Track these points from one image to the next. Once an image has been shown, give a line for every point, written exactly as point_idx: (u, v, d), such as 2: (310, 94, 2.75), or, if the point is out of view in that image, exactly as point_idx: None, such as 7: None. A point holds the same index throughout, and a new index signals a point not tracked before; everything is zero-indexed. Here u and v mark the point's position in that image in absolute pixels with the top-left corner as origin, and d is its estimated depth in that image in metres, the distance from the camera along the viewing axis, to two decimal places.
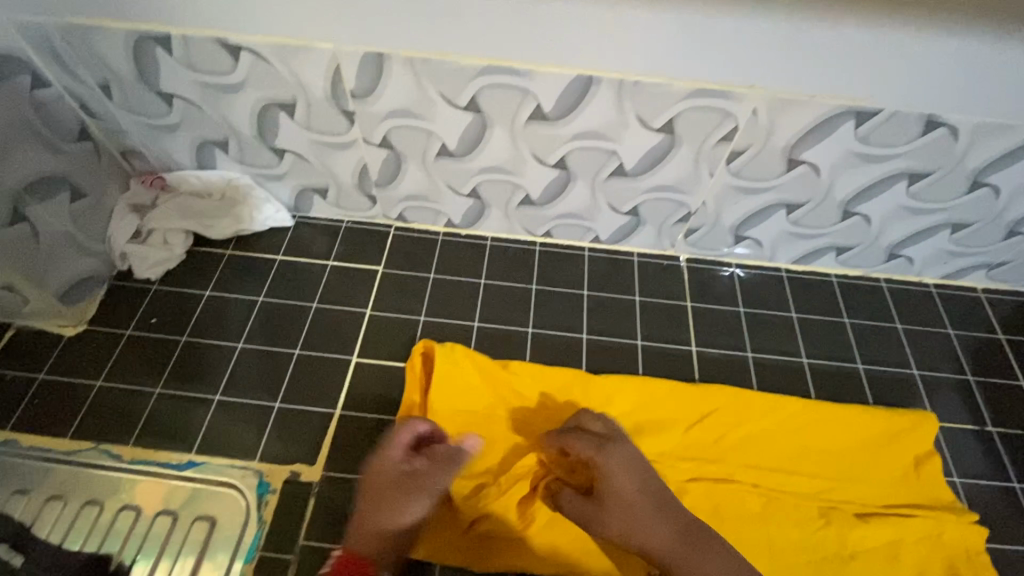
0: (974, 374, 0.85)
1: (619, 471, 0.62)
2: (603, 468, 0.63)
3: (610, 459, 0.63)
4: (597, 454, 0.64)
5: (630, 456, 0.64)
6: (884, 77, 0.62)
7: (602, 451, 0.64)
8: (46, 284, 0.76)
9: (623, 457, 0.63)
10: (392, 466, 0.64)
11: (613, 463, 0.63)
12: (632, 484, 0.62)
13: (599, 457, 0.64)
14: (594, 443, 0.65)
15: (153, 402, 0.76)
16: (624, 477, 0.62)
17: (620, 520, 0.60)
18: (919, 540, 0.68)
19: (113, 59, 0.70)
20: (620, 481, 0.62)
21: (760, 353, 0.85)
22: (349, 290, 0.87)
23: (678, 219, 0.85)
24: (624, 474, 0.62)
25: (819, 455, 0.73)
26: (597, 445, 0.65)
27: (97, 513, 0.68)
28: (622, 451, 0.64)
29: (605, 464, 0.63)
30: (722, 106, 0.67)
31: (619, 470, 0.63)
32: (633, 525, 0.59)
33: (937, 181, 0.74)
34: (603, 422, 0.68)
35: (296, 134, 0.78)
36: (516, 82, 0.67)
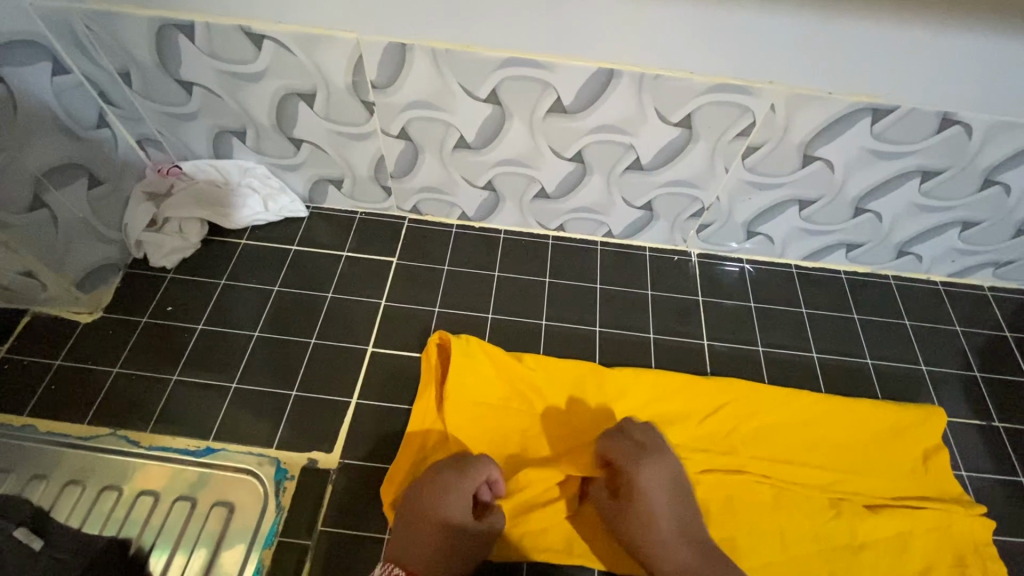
0: (980, 370, 0.86)
1: (649, 489, 0.63)
2: (635, 482, 0.63)
3: (643, 473, 0.63)
4: (632, 466, 0.64)
5: (662, 475, 0.64)
6: (902, 75, 0.63)
7: (638, 465, 0.64)
8: (65, 270, 0.77)
9: (655, 474, 0.64)
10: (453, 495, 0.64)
11: (645, 478, 0.63)
12: (660, 502, 0.63)
13: (633, 471, 0.64)
14: (632, 454, 0.65)
15: (170, 388, 0.76)
16: (654, 495, 0.63)
17: (639, 534, 0.62)
18: (927, 531, 0.69)
19: (135, 46, 0.71)
20: (649, 497, 0.63)
21: (770, 347, 0.86)
22: (364, 281, 0.88)
23: (691, 214, 0.85)
24: (655, 492, 0.63)
25: (828, 448, 0.74)
26: (635, 458, 0.64)
27: (115, 498, 0.69)
28: (659, 468, 0.64)
29: (637, 477, 0.63)
30: (740, 101, 0.68)
31: (653, 487, 0.63)
32: (650, 540, 0.61)
33: (950, 179, 0.75)
34: (647, 432, 0.67)
35: (314, 123, 0.78)
36: (537, 75, 0.67)
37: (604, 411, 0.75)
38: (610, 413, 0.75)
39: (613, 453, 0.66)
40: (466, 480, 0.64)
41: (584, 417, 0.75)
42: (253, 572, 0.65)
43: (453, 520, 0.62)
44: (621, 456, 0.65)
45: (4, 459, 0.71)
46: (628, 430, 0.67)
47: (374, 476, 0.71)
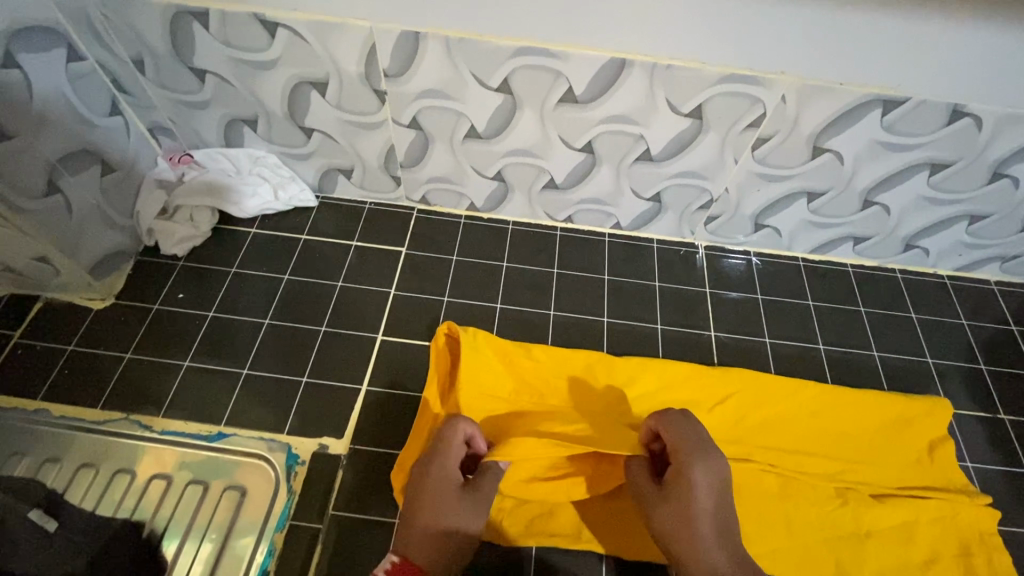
0: (986, 363, 0.86)
1: (697, 487, 0.58)
2: (683, 475, 0.59)
3: (697, 469, 0.58)
4: (684, 458, 0.59)
5: (716, 475, 0.59)
6: (913, 66, 0.64)
7: (694, 459, 0.59)
8: (79, 256, 0.77)
9: (710, 473, 0.58)
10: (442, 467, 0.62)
11: (698, 474, 0.58)
12: (706, 502, 0.58)
13: (686, 464, 0.59)
14: (687, 446, 0.60)
15: (182, 374, 0.77)
16: (700, 493, 0.58)
17: (671, 529, 0.57)
18: (933, 521, 0.70)
19: (150, 33, 0.71)
20: (696, 494, 0.58)
21: (777, 339, 0.86)
22: (373, 271, 0.88)
23: (699, 206, 0.86)
24: (704, 491, 0.58)
25: (834, 438, 0.75)
26: (693, 450, 0.59)
27: (128, 481, 0.70)
28: (713, 467, 0.59)
29: (690, 472, 0.58)
30: (751, 92, 0.68)
31: (704, 485, 0.58)
32: (679, 537, 0.57)
33: (959, 171, 0.75)
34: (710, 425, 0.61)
35: (325, 112, 0.78)
36: (550, 64, 0.68)
37: (611, 399, 0.76)
38: (617, 401, 0.76)
39: (670, 438, 0.61)
40: (445, 456, 0.63)
41: (592, 404, 0.75)
42: (265, 554, 0.66)
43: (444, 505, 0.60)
44: (675, 442, 0.61)
45: (18, 442, 0.71)
46: (688, 418, 0.62)
47: (384, 461, 0.72)
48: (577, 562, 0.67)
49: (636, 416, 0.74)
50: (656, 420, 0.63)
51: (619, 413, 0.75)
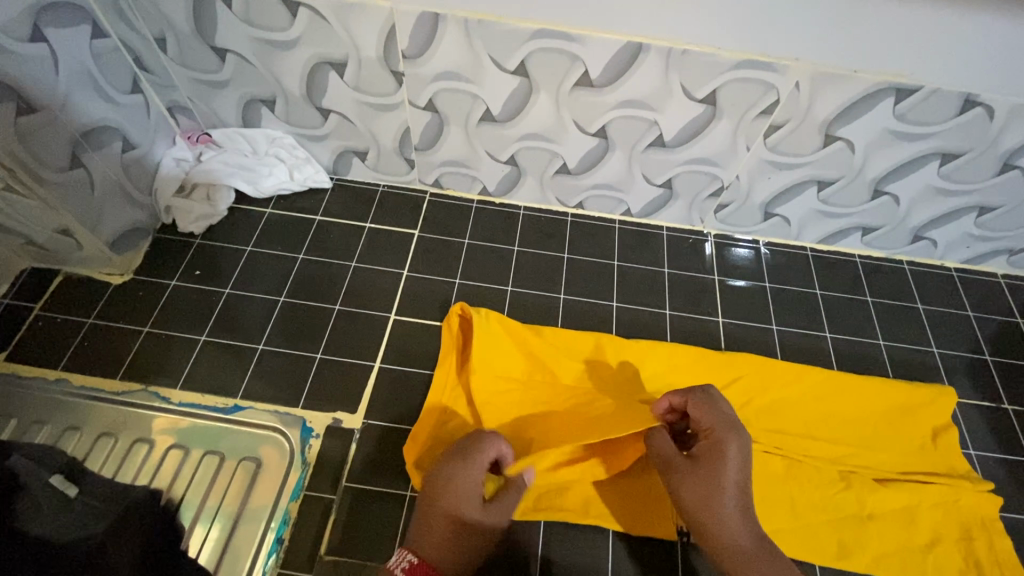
0: (991, 355, 0.87)
1: (732, 461, 0.59)
2: (718, 448, 0.60)
3: (732, 443, 0.60)
4: (719, 432, 0.61)
5: (747, 451, 0.60)
6: (926, 54, 0.64)
7: (730, 434, 0.60)
8: (100, 230, 0.79)
9: (743, 449, 0.60)
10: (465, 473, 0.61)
11: (734, 447, 0.60)
12: (735, 474, 0.59)
13: (722, 438, 0.61)
14: (722, 423, 0.61)
15: (198, 349, 0.78)
16: (732, 466, 0.59)
17: (699, 499, 0.59)
18: (935, 505, 0.71)
19: (173, 11, 0.73)
20: (728, 467, 0.59)
21: (784, 327, 0.87)
22: (386, 252, 0.89)
23: (710, 193, 0.87)
24: (737, 465, 0.59)
25: (839, 423, 0.76)
26: (728, 427, 0.61)
27: (147, 451, 0.71)
28: (745, 442, 0.61)
29: (725, 445, 0.60)
30: (766, 79, 0.69)
31: (736, 459, 0.60)
32: (704, 506, 0.58)
33: (970, 162, 0.76)
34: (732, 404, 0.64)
35: (343, 93, 0.80)
36: (567, 47, 0.68)
37: (620, 377, 0.77)
38: (626, 378, 0.77)
39: (704, 417, 0.62)
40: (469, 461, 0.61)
41: (604, 382, 0.76)
42: (280, 521, 0.67)
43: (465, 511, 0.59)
44: (706, 422, 0.62)
45: (38, 411, 0.73)
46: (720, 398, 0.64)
47: (396, 435, 0.73)
48: (584, 536, 0.68)
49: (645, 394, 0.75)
50: (682, 397, 0.64)
51: (630, 390, 0.76)
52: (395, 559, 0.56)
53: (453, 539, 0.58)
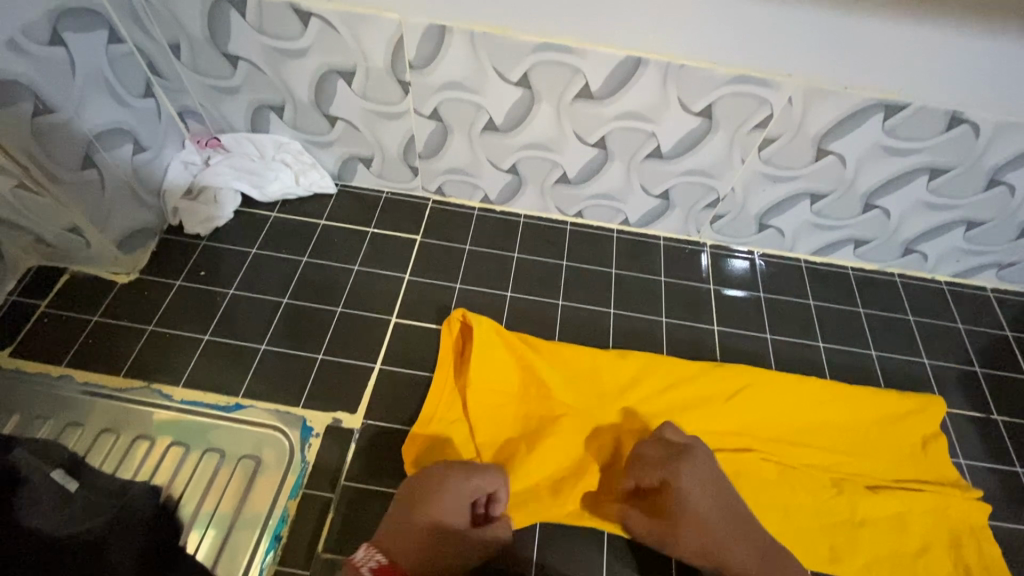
0: (981, 367, 0.89)
1: (698, 498, 0.65)
2: (678, 490, 0.65)
3: (686, 479, 0.66)
4: (672, 478, 0.66)
5: (701, 477, 0.66)
6: (914, 70, 0.67)
7: (677, 473, 0.66)
8: (108, 229, 0.80)
9: (698, 478, 0.66)
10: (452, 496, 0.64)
11: (686, 483, 0.65)
12: (705, 505, 0.65)
13: (675, 479, 0.66)
14: (669, 470, 0.67)
15: (201, 348, 0.79)
16: (701, 504, 0.64)
17: (704, 553, 0.63)
18: (926, 512, 0.72)
19: (188, 19, 0.76)
20: (698, 503, 0.65)
21: (778, 336, 0.89)
22: (388, 256, 0.91)
23: (706, 204, 0.89)
24: (701, 497, 0.65)
25: (831, 431, 0.78)
26: (671, 466, 0.67)
27: (148, 448, 0.72)
28: (693, 473, 0.66)
29: (681, 488, 0.65)
30: (760, 93, 0.71)
31: (697, 490, 0.65)
32: (711, 548, 0.63)
33: (957, 177, 0.78)
34: (659, 446, 0.70)
35: (350, 101, 0.82)
36: (569, 60, 0.71)
37: (620, 392, 0.78)
38: (627, 391, 0.78)
39: (650, 474, 0.68)
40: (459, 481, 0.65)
41: (604, 394, 0.77)
42: (278, 519, 0.68)
43: (441, 519, 0.63)
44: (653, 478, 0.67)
45: (41, 406, 0.74)
46: (662, 436, 0.70)
47: (395, 437, 0.74)
48: (579, 540, 0.69)
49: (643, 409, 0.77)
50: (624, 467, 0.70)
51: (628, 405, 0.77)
52: (363, 555, 0.58)
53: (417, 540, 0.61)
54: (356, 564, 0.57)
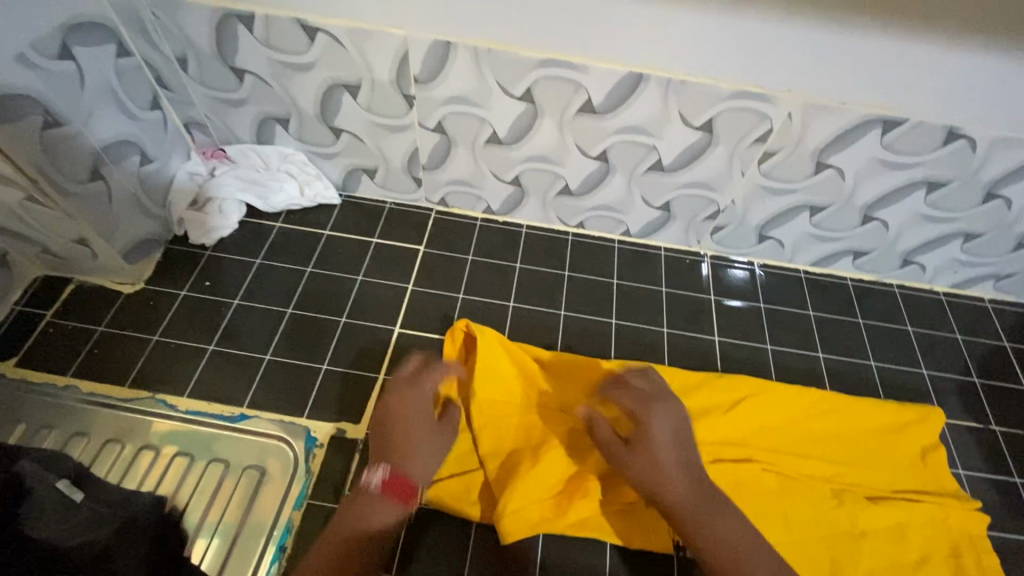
0: (980, 377, 0.90)
1: (665, 430, 0.63)
2: (647, 421, 0.64)
3: (655, 412, 0.65)
4: (648, 407, 0.65)
5: (672, 413, 0.65)
6: (911, 87, 0.68)
7: (649, 406, 0.65)
8: (115, 240, 0.81)
9: (668, 413, 0.65)
10: (419, 396, 0.68)
11: (656, 415, 0.64)
12: (667, 435, 0.63)
13: (648, 413, 0.65)
14: (643, 403, 0.66)
15: (205, 358, 0.80)
16: (664, 435, 0.63)
17: (649, 477, 0.60)
18: (925, 522, 0.72)
19: (196, 34, 0.77)
20: (658, 432, 0.63)
21: (778, 347, 0.90)
22: (392, 267, 0.92)
23: (706, 216, 0.90)
24: (666, 429, 0.63)
25: (831, 442, 0.78)
26: (647, 401, 0.66)
27: (153, 458, 0.72)
28: (666, 412, 0.65)
29: (651, 418, 0.64)
30: (760, 109, 0.72)
31: (663, 423, 0.64)
32: (661, 477, 0.60)
33: (954, 191, 0.79)
34: (644, 382, 0.70)
35: (355, 114, 0.83)
36: (572, 76, 0.72)
37: None
38: None
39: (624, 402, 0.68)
40: (418, 388, 0.69)
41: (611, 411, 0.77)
42: (283, 529, 0.68)
43: (423, 423, 0.67)
44: (626, 407, 0.67)
45: (47, 416, 0.74)
46: (648, 377, 0.71)
47: None
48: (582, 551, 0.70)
49: None
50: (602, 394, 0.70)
51: None
52: (369, 475, 0.61)
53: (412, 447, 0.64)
54: (365, 485, 0.61)
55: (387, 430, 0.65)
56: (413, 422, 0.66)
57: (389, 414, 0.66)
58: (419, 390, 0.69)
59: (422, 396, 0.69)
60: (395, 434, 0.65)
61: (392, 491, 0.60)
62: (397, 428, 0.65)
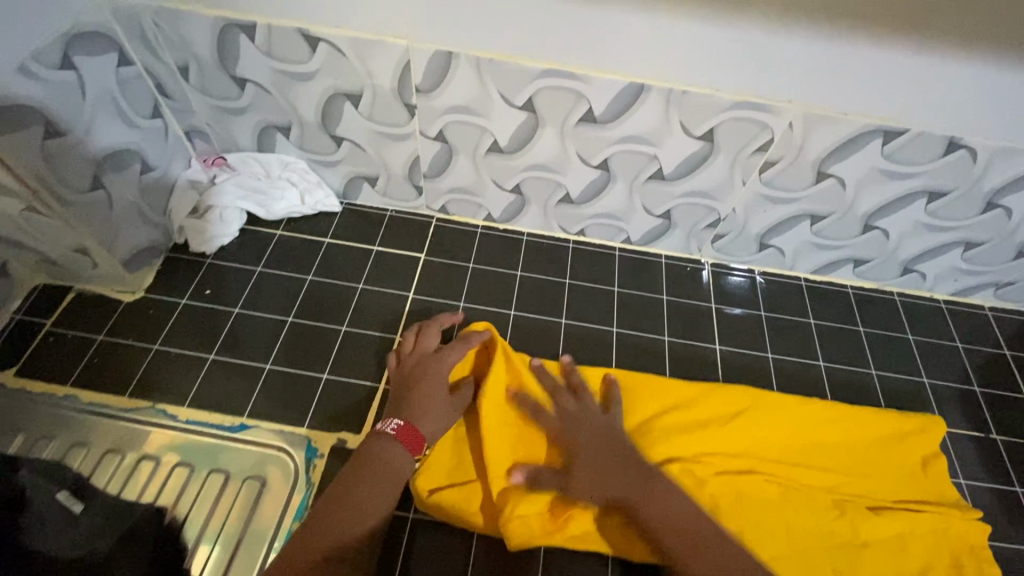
0: (980, 386, 0.90)
1: (587, 444, 0.70)
2: (572, 441, 0.71)
3: (579, 431, 0.71)
4: (569, 427, 0.72)
5: (596, 429, 0.71)
6: (911, 98, 0.68)
7: (572, 426, 0.72)
8: (115, 248, 0.80)
9: (592, 430, 0.71)
10: (443, 364, 0.75)
11: (580, 433, 0.71)
12: (594, 450, 0.69)
13: (573, 430, 0.72)
14: (568, 423, 0.73)
15: (206, 367, 0.80)
16: (589, 449, 0.69)
17: (592, 490, 0.67)
18: (927, 533, 0.72)
19: (197, 43, 0.77)
20: (585, 449, 0.69)
21: (779, 355, 0.90)
22: (392, 275, 0.92)
23: (707, 224, 0.90)
24: (592, 444, 0.70)
25: (832, 452, 0.78)
26: (570, 421, 0.73)
27: (152, 468, 0.72)
28: (588, 428, 0.72)
29: (574, 437, 0.71)
30: (761, 118, 0.72)
31: (587, 440, 0.70)
32: (599, 485, 0.66)
33: (955, 200, 0.79)
34: (573, 402, 0.75)
35: (357, 123, 0.83)
36: (573, 85, 0.72)
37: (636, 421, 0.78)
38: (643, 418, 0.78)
39: (549, 425, 0.73)
40: (443, 357, 0.76)
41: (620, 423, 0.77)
42: (283, 541, 0.68)
43: (438, 388, 0.74)
44: (552, 427, 0.73)
45: (46, 425, 0.74)
46: (580, 392, 0.76)
47: None
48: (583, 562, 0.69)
49: (654, 438, 0.76)
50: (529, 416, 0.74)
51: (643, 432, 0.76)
52: (384, 422, 0.70)
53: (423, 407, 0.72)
54: (379, 430, 0.69)
55: (409, 389, 0.73)
56: (430, 386, 0.73)
57: (414, 376, 0.74)
58: (437, 358, 0.76)
59: (445, 365, 0.75)
60: (413, 393, 0.73)
61: (402, 438, 0.68)
62: (415, 389, 0.73)
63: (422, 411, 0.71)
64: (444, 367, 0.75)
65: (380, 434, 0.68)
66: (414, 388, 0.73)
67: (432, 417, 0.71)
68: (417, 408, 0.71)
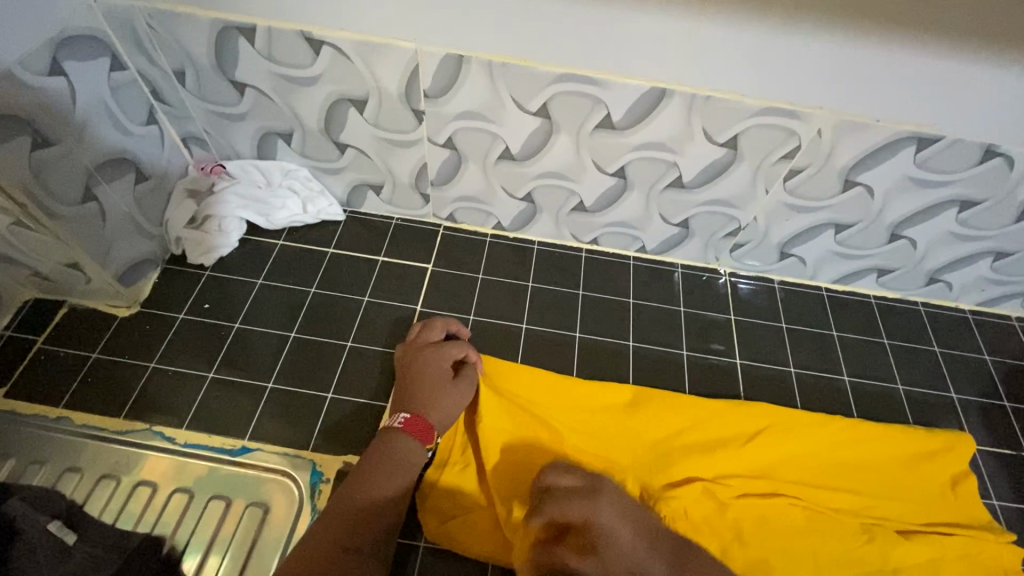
0: (1010, 401, 0.86)
1: (621, 526, 0.52)
2: (604, 524, 0.52)
3: (603, 511, 0.53)
4: (590, 501, 0.54)
5: (616, 503, 0.55)
6: (948, 105, 0.65)
7: (594, 508, 0.53)
8: (109, 261, 0.77)
9: (615, 507, 0.54)
10: (439, 357, 0.72)
11: (606, 517, 0.53)
12: (628, 533, 0.52)
13: (596, 508, 0.53)
14: (586, 502, 0.54)
15: (205, 386, 0.76)
16: (624, 532, 0.52)
17: None
18: (959, 557, 0.69)
19: (194, 47, 0.73)
20: (620, 535, 0.51)
21: (802, 369, 0.86)
22: (398, 287, 0.88)
23: (726, 233, 0.86)
24: (624, 526, 0.52)
25: (859, 473, 0.75)
26: (588, 501, 0.54)
27: (149, 494, 0.68)
28: (610, 505, 0.54)
29: (603, 518, 0.52)
30: (787, 125, 0.69)
31: (616, 523, 0.52)
32: None
33: (988, 209, 0.76)
34: (575, 477, 0.58)
35: (362, 130, 0.79)
36: (590, 91, 0.69)
37: (649, 442, 0.74)
38: (656, 438, 0.75)
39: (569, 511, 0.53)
40: (438, 351, 0.73)
41: (633, 441, 0.74)
42: None
43: (438, 378, 0.70)
44: (571, 508, 0.54)
45: (37, 450, 0.70)
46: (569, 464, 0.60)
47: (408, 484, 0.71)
48: None
49: (670, 460, 0.73)
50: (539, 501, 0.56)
51: (656, 450, 0.74)
52: (390, 419, 0.66)
53: (426, 398, 0.68)
54: (387, 426, 0.66)
55: (408, 385, 0.70)
56: (431, 377, 0.70)
57: (409, 370, 0.71)
58: (435, 350, 0.73)
59: (440, 356, 0.72)
60: (416, 386, 0.69)
61: (414, 430, 0.65)
62: (415, 382, 0.70)
63: (428, 401, 0.68)
64: (445, 359, 0.72)
65: (389, 430, 0.65)
66: (415, 381, 0.70)
67: (438, 406, 0.68)
68: (420, 401, 0.68)
